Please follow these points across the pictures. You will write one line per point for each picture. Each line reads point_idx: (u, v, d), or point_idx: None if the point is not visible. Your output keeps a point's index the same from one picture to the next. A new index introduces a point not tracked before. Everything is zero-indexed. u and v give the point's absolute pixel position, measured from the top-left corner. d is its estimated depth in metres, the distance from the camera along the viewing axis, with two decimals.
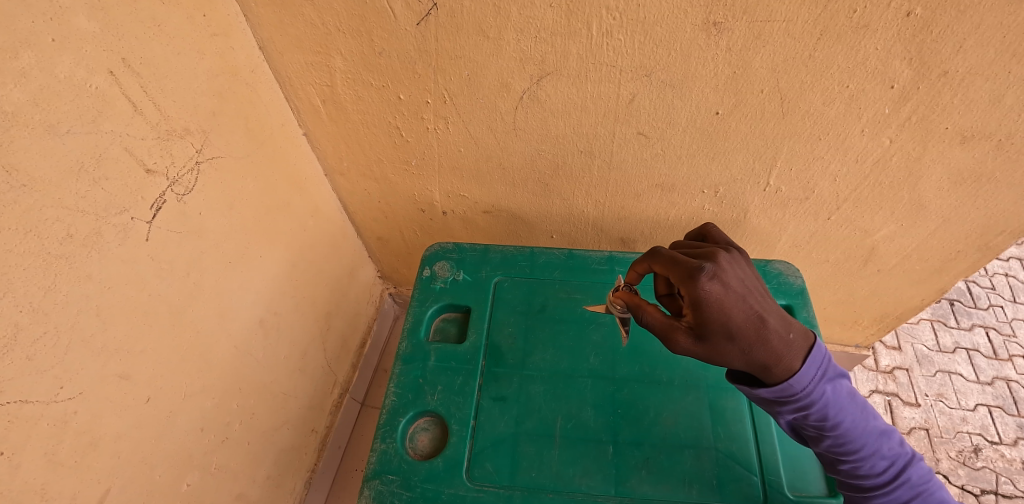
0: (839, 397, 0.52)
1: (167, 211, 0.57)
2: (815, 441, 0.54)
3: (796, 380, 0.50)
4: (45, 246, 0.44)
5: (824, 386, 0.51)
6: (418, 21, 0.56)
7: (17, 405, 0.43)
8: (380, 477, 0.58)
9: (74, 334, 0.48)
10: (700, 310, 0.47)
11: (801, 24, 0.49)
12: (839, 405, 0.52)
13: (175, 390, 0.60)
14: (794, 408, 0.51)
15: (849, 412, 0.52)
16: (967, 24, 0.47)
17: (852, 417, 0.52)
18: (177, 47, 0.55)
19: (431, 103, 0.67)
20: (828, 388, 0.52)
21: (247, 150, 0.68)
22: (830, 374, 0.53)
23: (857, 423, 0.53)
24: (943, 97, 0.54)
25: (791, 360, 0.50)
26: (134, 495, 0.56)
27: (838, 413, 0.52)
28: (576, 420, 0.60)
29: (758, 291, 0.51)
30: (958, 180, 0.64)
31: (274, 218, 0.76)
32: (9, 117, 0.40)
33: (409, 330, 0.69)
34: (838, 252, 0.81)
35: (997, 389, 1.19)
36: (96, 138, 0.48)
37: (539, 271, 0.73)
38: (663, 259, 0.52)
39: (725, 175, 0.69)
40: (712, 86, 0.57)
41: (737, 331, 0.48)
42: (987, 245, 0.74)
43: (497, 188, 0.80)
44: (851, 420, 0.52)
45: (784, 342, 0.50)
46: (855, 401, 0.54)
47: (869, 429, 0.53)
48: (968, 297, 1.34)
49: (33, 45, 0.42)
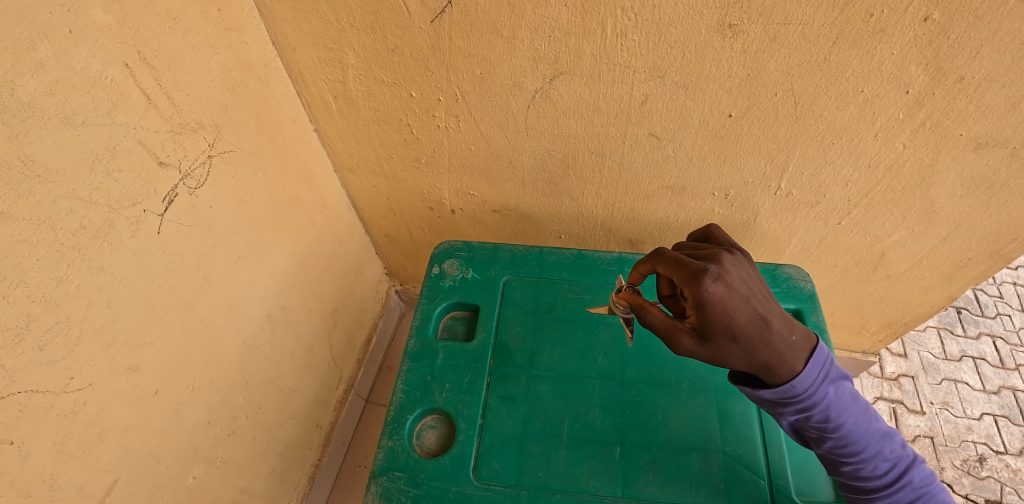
0: (840, 398, 0.52)
1: (178, 205, 0.57)
2: (817, 442, 0.54)
3: (799, 381, 0.50)
4: (58, 237, 0.44)
5: (826, 387, 0.51)
6: (432, 18, 0.56)
7: (27, 395, 0.43)
8: (387, 473, 0.58)
9: (84, 326, 0.48)
10: (703, 311, 0.47)
11: (817, 28, 0.49)
12: (841, 406, 0.52)
13: (183, 384, 0.61)
14: (796, 409, 0.51)
15: (851, 413, 0.52)
16: (984, 30, 0.46)
17: (854, 419, 0.52)
18: (191, 41, 0.55)
19: (442, 101, 0.67)
20: (830, 389, 0.51)
21: (258, 144, 0.68)
22: (832, 376, 0.52)
23: (859, 424, 0.52)
24: (958, 102, 0.53)
25: (794, 361, 0.50)
26: (140, 487, 0.56)
27: (841, 414, 0.51)
28: (583, 420, 0.60)
29: (761, 292, 0.51)
30: (970, 187, 0.63)
31: (283, 213, 0.76)
32: (24, 107, 0.40)
33: (416, 327, 0.69)
34: (847, 258, 0.80)
35: (1003, 399, 1.18)
36: (110, 130, 0.48)
37: (547, 271, 0.73)
38: (666, 260, 0.52)
39: (736, 178, 0.69)
40: (725, 89, 0.57)
41: (740, 332, 0.48)
42: (998, 252, 0.74)
43: (506, 187, 0.80)
44: (854, 422, 0.52)
45: (787, 344, 0.50)
46: (857, 402, 0.53)
47: (871, 430, 0.53)
48: (975, 306, 1.34)
49: (50, 36, 0.42)
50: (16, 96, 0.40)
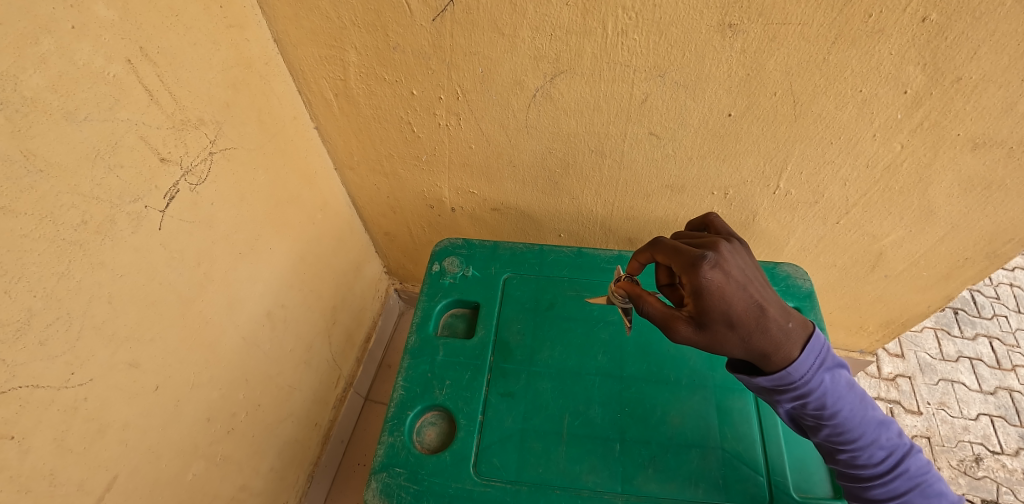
0: (836, 386, 0.52)
1: (179, 201, 0.57)
2: (813, 430, 0.54)
3: (795, 368, 0.50)
4: (60, 232, 0.45)
5: (822, 375, 0.51)
6: (433, 17, 0.57)
7: (28, 390, 0.44)
8: (387, 470, 0.58)
9: (85, 321, 0.48)
10: (700, 299, 0.48)
11: (816, 27, 0.49)
12: (837, 394, 0.52)
13: (183, 380, 0.61)
14: (792, 397, 0.51)
15: (847, 401, 0.52)
16: (981, 30, 0.47)
17: (850, 406, 0.52)
18: (193, 38, 0.55)
19: (443, 99, 0.67)
20: (826, 376, 0.52)
21: (259, 141, 0.68)
22: (829, 363, 0.53)
23: (855, 412, 0.53)
24: (956, 103, 0.54)
25: (790, 348, 0.50)
26: (139, 484, 0.56)
27: (836, 402, 0.52)
28: (583, 417, 0.60)
29: (758, 280, 0.51)
30: (968, 187, 0.64)
31: (285, 211, 0.76)
32: (27, 102, 0.41)
33: (416, 324, 0.69)
34: (845, 257, 0.81)
35: (1000, 399, 1.19)
36: (112, 126, 0.48)
37: (548, 270, 0.73)
38: (665, 249, 0.52)
39: (735, 177, 0.69)
40: (725, 88, 0.57)
41: (737, 319, 0.48)
42: (995, 252, 0.74)
43: (506, 186, 0.80)
44: (849, 409, 0.52)
45: (783, 330, 0.50)
46: (853, 390, 0.54)
47: (867, 418, 0.53)
48: (972, 307, 1.34)
49: (53, 32, 0.42)
50: (18, 91, 0.40)
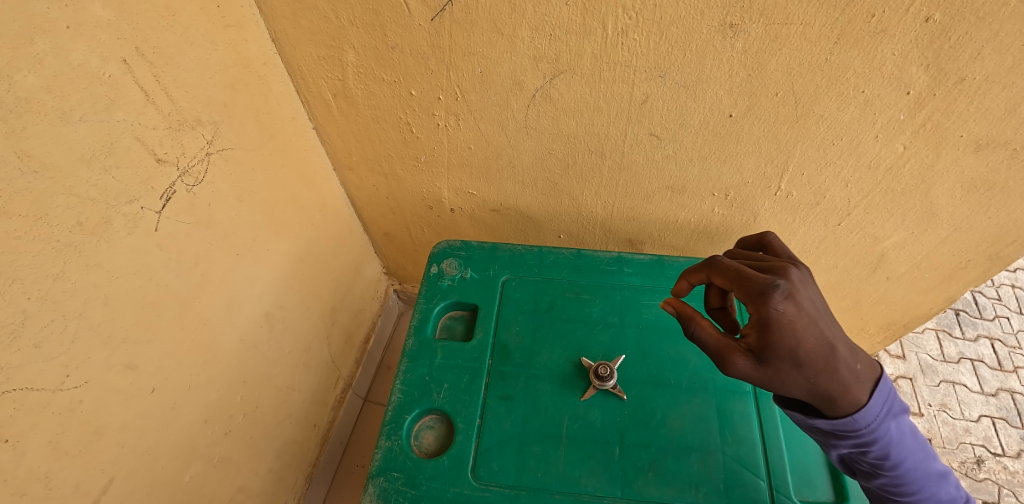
0: (900, 437, 0.51)
1: (176, 202, 0.56)
2: (866, 475, 0.53)
3: (863, 417, 0.49)
4: (55, 234, 0.44)
5: (889, 423, 0.50)
6: (432, 17, 0.56)
7: (23, 393, 0.43)
8: (385, 474, 0.58)
9: (80, 323, 0.48)
10: (768, 332, 0.45)
11: (818, 28, 0.49)
12: (900, 445, 0.51)
13: (180, 381, 0.60)
14: (854, 443, 0.50)
15: (909, 453, 0.51)
16: (985, 31, 0.46)
17: (911, 458, 0.51)
18: (190, 38, 0.55)
19: (442, 99, 0.66)
20: (892, 426, 0.50)
21: (257, 142, 0.68)
22: (896, 411, 0.51)
23: (915, 464, 0.52)
24: (959, 104, 0.53)
25: (857, 392, 0.48)
26: (136, 486, 0.56)
27: (899, 454, 0.51)
28: (582, 421, 0.60)
29: (826, 316, 0.48)
30: (970, 189, 0.63)
31: (283, 211, 0.76)
32: (22, 102, 0.40)
33: (415, 326, 0.69)
34: (847, 258, 0.80)
35: (1001, 401, 1.18)
36: (108, 127, 0.47)
37: (547, 271, 0.73)
38: (727, 273, 0.50)
39: (736, 178, 0.68)
40: (726, 89, 0.57)
41: (805, 358, 0.45)
42: (998, 254, 0.73)
43: (506, 186, 0.80)
44: (910, 462, 0.51)
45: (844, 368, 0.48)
46: (915, 442, 0.53)
47: (925, 471, 0.53)
48: (973, 308, 1.34)
49: (48, 31, 0.42)
50: (13, 91, 0.40)
